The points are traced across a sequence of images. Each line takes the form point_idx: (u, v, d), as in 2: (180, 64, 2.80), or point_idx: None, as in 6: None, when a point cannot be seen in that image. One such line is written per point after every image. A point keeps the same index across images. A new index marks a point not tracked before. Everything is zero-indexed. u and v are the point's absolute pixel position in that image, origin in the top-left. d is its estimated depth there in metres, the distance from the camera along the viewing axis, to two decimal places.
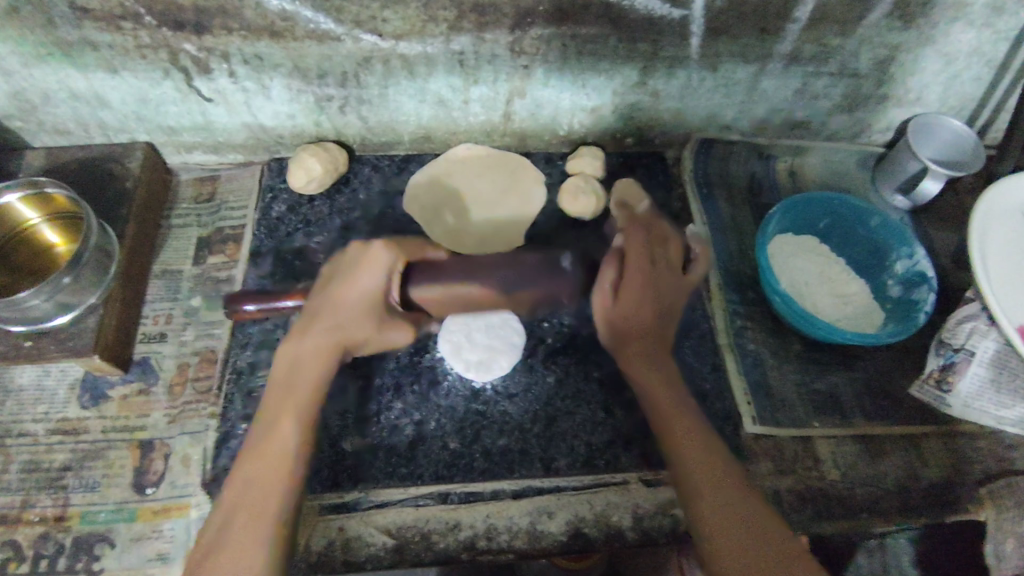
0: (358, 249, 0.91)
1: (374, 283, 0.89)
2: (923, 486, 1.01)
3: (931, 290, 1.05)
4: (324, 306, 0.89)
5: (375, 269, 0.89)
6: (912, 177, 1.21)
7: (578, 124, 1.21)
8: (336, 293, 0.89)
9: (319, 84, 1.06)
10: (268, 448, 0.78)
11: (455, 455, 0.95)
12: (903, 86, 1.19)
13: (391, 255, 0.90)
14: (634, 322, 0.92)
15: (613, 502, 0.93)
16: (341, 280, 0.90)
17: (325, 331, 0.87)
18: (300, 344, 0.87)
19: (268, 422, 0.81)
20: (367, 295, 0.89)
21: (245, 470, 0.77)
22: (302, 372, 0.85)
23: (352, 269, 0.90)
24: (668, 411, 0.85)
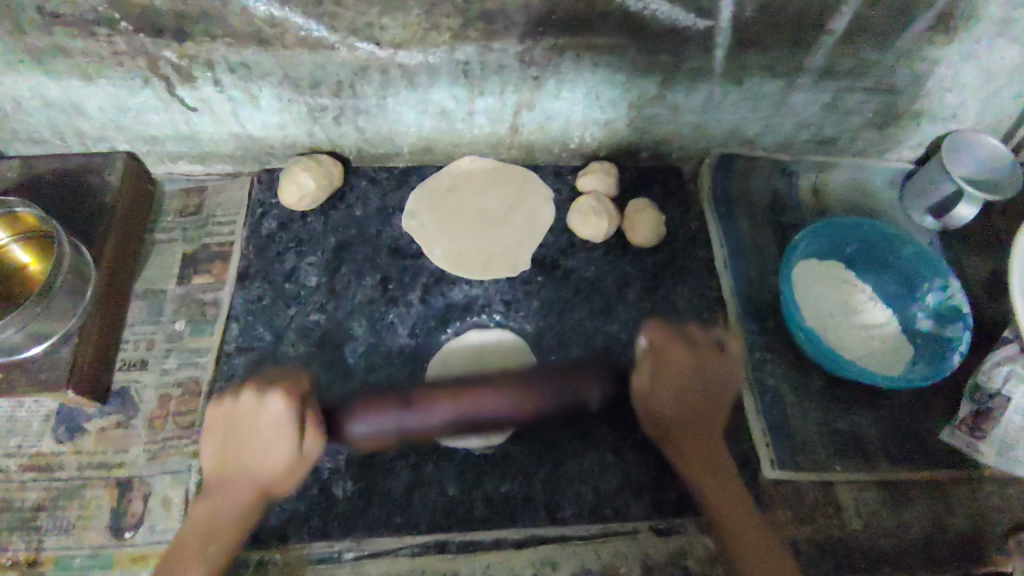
0: (254, 396, 0.81)
1: (285, 437, 0.81)
2: (950, 537, 0.95)
3: (967, 328, 0.99)
4: (224, 460, 0.82)
5: (281, 421, 0.80)
6: (943, 202, 1.13)
7: (591, 137, 1.13)
8: (228, 446, 0.82)
9: (312, 93, 0.98)
10: (191, 554, 0.77)
11: (454, 503, 0.89)
12: (941, 102, 1.10)
13: (290, 408, 0.81)
14: (676, 406, 0.88)
15: (622, 552, 0.88)
16: (241, 435, 0.82)
17: (245, 480, 0.81)
18: (215, 496, 0.81)
19: (211, 514, 0.80)
20: (282, 478, 0.82)
21: (183, 561, 0.77)
22: (223, 511, 0.80)
23: (249, 424, 0.81)
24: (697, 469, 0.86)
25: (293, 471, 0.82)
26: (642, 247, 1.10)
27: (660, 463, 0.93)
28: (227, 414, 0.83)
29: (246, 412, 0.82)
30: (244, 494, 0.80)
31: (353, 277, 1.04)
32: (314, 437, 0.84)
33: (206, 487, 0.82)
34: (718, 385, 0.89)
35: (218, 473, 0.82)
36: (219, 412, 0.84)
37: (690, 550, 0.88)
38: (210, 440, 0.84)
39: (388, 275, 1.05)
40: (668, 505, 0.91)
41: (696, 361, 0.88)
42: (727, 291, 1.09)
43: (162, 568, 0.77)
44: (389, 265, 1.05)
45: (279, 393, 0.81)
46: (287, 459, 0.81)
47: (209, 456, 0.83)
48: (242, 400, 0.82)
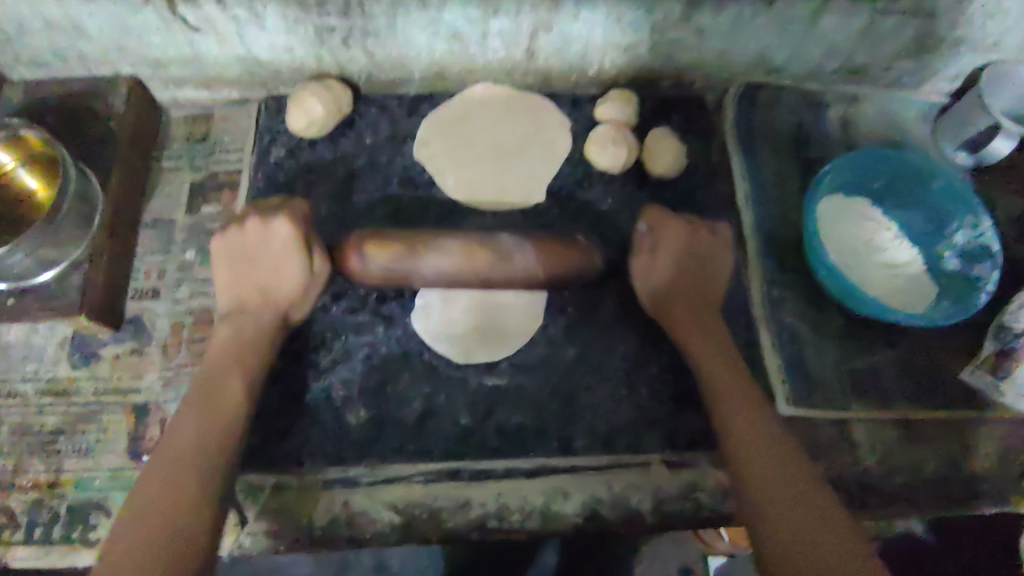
0: (259, 224, 0.87)
1: (292, 255, 0.85)
2: (963, 475, 0.95)
3: (995, 267, 0.96)
4: (242, 287, 0.88)
5: (286, 241, 0.85)
6: (981, 134, 1.07)
7: (610, 64, 1.07)
8: (240, 272, 0.88)
9: (319, 13, 0.94)
10: (215, 407, 0.77)
11: (466, 432, 0.88)
12: (985, 28, 1.04)
13: (293, 228, 0.85)
14: (668, 281, 0.91)
15: (633, 484, 0.90)
16: (247, 257, 0.87)
17: (259, 307, 0.86)
18: (235, 322, 0.85)
19: (209, 392, 0.79)
20: (286, 258, 0.86)
21: (217, 373, 0.81)
22: (246, 340, 0.84)
23: (257, 244, 0.87)
24: (757, 438, 0.76)
25: (304, 289, 0.87)
26: (661, 180, 1.06)
27: (674, 397, 0.92)
28: (238, 247, 0.88)
29: (256, 238, 0.87)
30: (267, 318, 0.86)
31: (364, 207, 1.02)
32: (321, 254, 0.88)
33: (227, 317, 0.86)
34: (709, 274, 0.93)
35: (241, 301, 0.87)
36: (224, 246, 0.89)
37: (700, 483, 0.90)
38: (223, 274, 0.89)
39: (399, 206, 1.02)
40: (681, 438, 0.90)
41: (688, 233, 0.93)
42: (747, 226, 1.06)
43: (196, 409, 0.77)
44: (400, 196, 1.02)
45: (285, 215, 0.86)
46: (295, 280, 0.86)
47: (224, 285, 0.89)
48: (247, 229, 0.88)
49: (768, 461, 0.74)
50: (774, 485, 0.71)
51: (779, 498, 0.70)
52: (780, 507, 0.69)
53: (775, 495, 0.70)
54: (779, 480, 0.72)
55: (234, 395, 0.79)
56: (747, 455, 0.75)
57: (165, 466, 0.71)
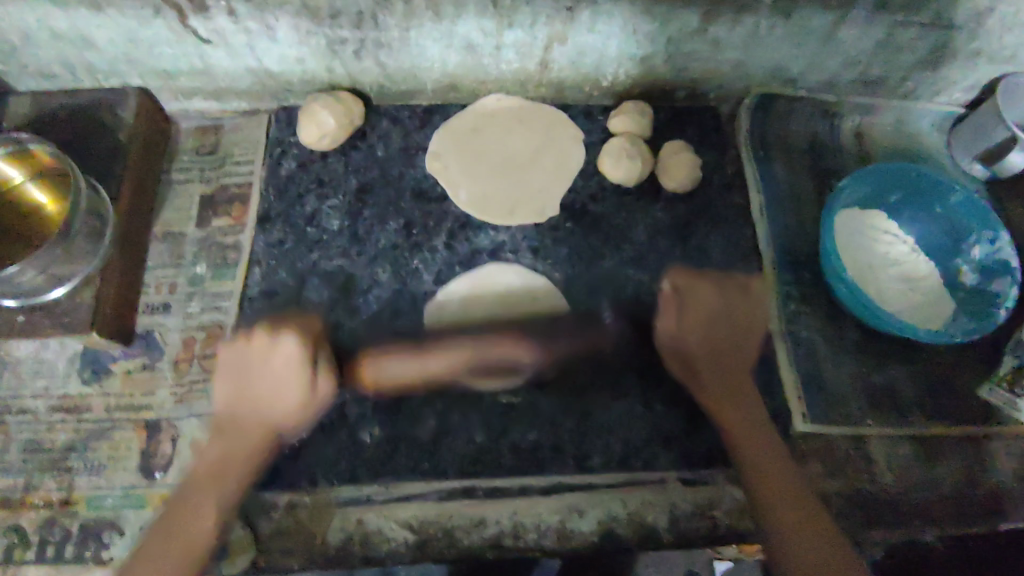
0: (266, 336, 0.81)
1: (298, 378, 0.80)
2: (981, 492, 0.94)
3: (1015, 283, 0.96)
4: (235, 386, 0.81)
5: (292, 362, 0.80)
6: (998, 147, 1.08)
7: (625, 75, 1.06)
8: (239, 388, 0.81)
9: (332, 25, 0.93)
10: (221, 467, 0.79)
11: (481, 450, 0.88)
12: (1002, 40, 1.03)
13: (303, 349, 0.80)
14: (699, 344, 0.87)
15: (648, 501, 0.89)
16: (251, 374, 0.81)
17: (256, 426, 0.81)
18: (227, 439, 0.80)
19: (224, 456, 0.80)
20: (285, 398, 0.80)
21: (229, 441, 0.80)
22: (234, 453, 0.80)
23: (259, 362, 0.81)
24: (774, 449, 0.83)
25: (305, 409, 0.81)
26: (676, 193, 1.05)
27: (691, 414, 0.92)
28: (239, 356, 0.82)
29: (260, 353, 0.81)
30: (267, 424, 0.81)
31: (376, 221, 1.00)
32: (327, 374, 0.82)
33: (221, 426, 0.81)
34: (743, 343, 0.88)
35: (234, 412, 0.81)
36: (231, 356, 0.82)
37: (717, 500, 0.90)
38: (222, 380, 0.82)
39: (411, 220, 1.01)
40: (698, 456, 0.90)
41: (717, 287, 0.90)
42: (763, 240, 1.04)
43: (212, 458, 0.80)
44: (413, 209, 1.01)
45: (292, 334, 0.81)
46: (298, 401, 0.80)
47: (221, 399, 0.82)
48: (256, 341, 0.81)
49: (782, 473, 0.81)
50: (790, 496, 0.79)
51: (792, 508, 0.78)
52: (789, 531, 0.76)
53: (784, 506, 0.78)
54: (779, 489, 0.80)
55: (239, 458, 0.80)
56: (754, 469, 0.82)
57: (166, 528, 0.77)
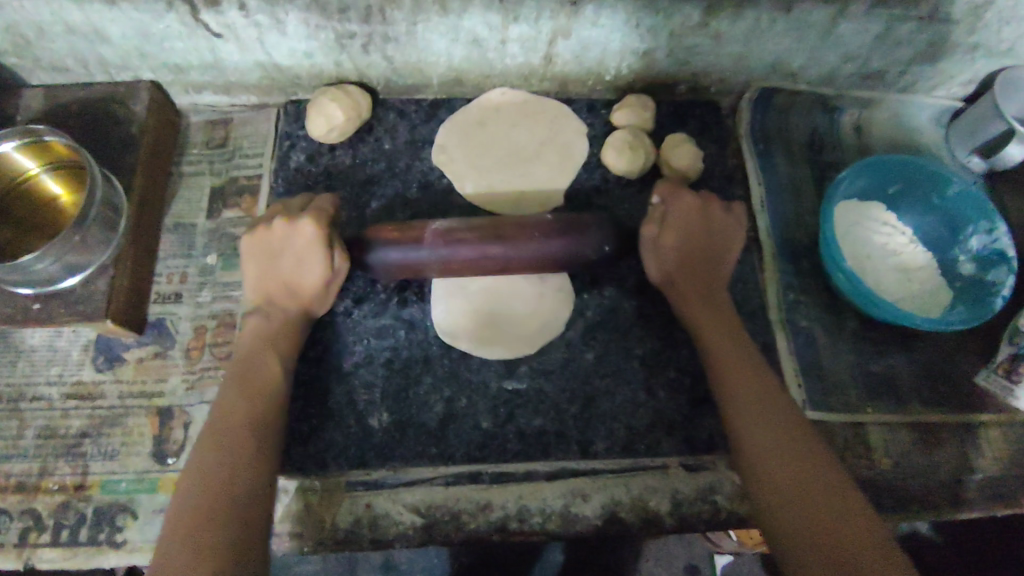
0: (284, 224, 0.86)
1: (316, 257, 0.85)
2: (977, 478, 0.96)
3: (1011, 272, 0.96)
4: (267, 278, 0.87)
5: (311, 242, 0.84)
6: (996, 139, 1.09)
7: (627, 69, 1.08)
8: (265, 268, 0.87)
9: (340, 19, 0.95)
10: (236, 435, 0.75)
11: (487, 436, 0.89)
12: (999, 34, 1.05)
13: (317, 228, 0.84)
14: (682, 244, 0.93)
15: (651, 487, 0.91)
16: (277, 254, 0.86)
17: (286, 305, 0.87)
18: (261, 314, 0.87)
19: (247, 376, 0.81)
20: (309, 263, 0.85)
21: (234, 399, 0.78)
22: (267, 338, 0.85)
23: (284, 246, 0.86)
24: (769, 435, 0.80)
25: (328, 290, 0.88)
26: (678, 185, 1.06)
27: (692, 400, 0.93)
28: (262, 242, 0.87)
29: (281, 236, 0.86)
30: (292, 311, 0.87)
31: (383, 213, 1.02)
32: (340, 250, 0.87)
33: (253, 309, 0.87)
34: (723, 235, 0.95)
35: (263, 291, 0.88)
36: (255, 239, 0.88)
37: (717, 485, 0.92)
38: (246, 268, 0.88)
39: (418, 211, 1.02)
40: (699, 441, 0.91)
41: (700, 208, 0.94)
42: (763, 231, 1.06)
43: (222, 424, 0.76)
44: (420, 201, 1.03)
45: (309, 215, 0.85)
46: (317, 280, 0.86)
47: (250, 282, 0.88)
48: (275, 229, 0.86)
49: (772, 459, 0.78)
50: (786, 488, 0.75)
51: (779, 495, 0.74)
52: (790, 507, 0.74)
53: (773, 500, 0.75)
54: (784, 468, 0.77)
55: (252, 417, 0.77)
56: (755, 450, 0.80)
57: (189, 490, 0.69)
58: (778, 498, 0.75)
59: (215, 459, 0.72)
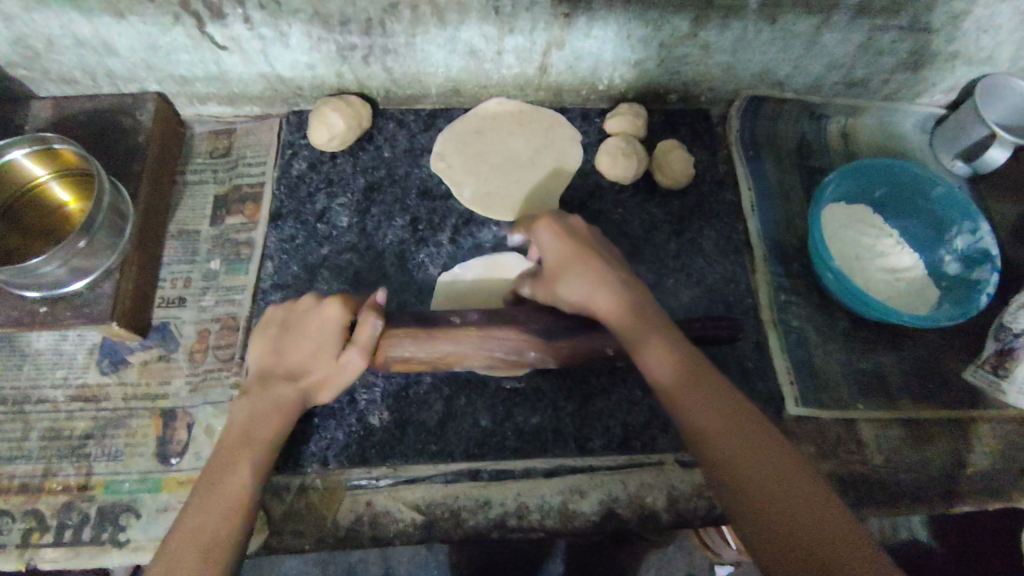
0: (314, 301, 0.86)
1: (331, 342, 0.83)
2: (968, 473, 0.97)
3: (995, 270, 0.98)
4: (273, 357, 0.85)
5: (333, 328, 0.84)
6: (977, 145, 1.13)
7: (619, 79, 1.11)
8: (280, 346, 0.85)
9: (342, 31, 0.98)
10: (212, 506, 0.72)
11: (486, 434, 0.90)
12: (977, 42, 1.09)
13: (343, 315, 0.84)
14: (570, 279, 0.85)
15: (648, 483, 0.92)
16: (298, 334, 0.85)
17: (285, 392, 0.82)
18: (254, 398, 0.81)
19: (230, 457, 0.76)
20: (320, 356, 0.83)
21: (224, 466, 0.76)
22: (259, 419, 0.80)
23: (306, 322, 0.85)
24: (716, 428, 0.67)
25: (333, 384, 0.84)
26: (670, 189, 1.09)
27: None
28: (292, 317, 0.87)
29: (306, 310, 0.86)
30: (288, 398, 0.82)
31: (383, 218, 1.04)
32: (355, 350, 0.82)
33: (249, 390, 0.83)
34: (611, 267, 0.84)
35: (267, 369, 0.84)
36: (280, 312, 0.88)
37: None
38: (263, 343, 0.87)
39: (417, 216, 1.04)
40: None
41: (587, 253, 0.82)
42: (754, 234, 1.09)
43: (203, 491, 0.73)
44: (419, 206, 1.05)
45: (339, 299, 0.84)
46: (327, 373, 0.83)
47: (260, 355, 0.86)
48: (307, 305, 0.86)
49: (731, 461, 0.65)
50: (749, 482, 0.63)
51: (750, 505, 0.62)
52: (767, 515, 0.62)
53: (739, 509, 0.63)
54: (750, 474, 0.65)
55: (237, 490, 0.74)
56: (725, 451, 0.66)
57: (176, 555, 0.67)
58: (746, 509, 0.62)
59: (195, 527, 0.70)
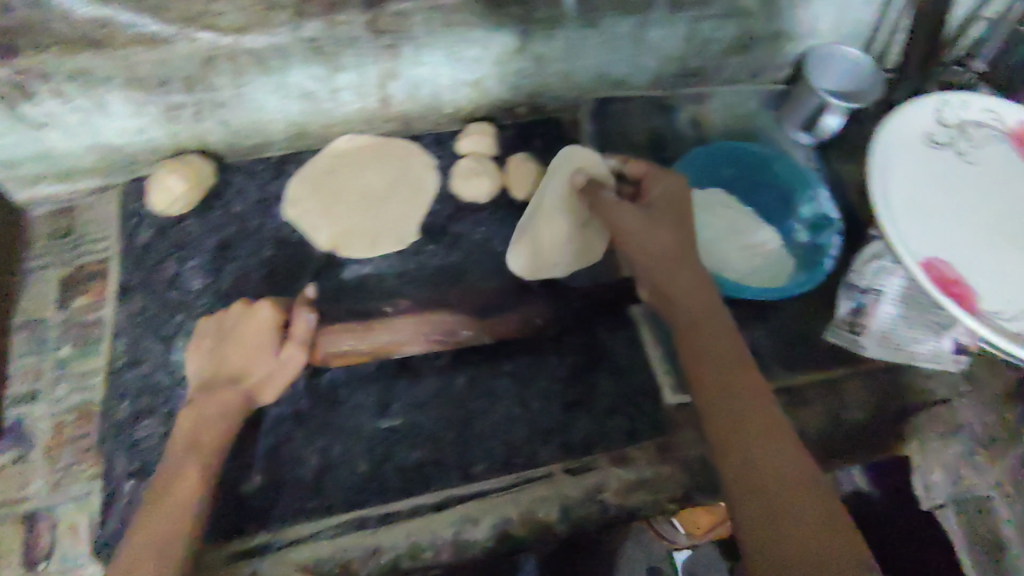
0: (243, 307, 0.93)
1: (267, 339, 0.90)
2: (847, 430, 1.00)
3: (835, 234, 1.02)
4: (213, 365, 0.90)
5: (266, 325, 0.90)
6: (813, 112, 1.16)
7: (463, 100, 1.12)
8: (218, 351, 0.91)
9: (162, 92, 0.94)
10: (173, 497, 0.78)
11: (365, 479, 0.88)
12: (794, 19, 1.14)
13: (276, 311, 0.91)
14: (652, 245, 0.90)
15: (539, 497, 0.89)
16: (234, 339, 0.91)
17: (226, 391, 0.87)
18: (199, 401, 0.87)
19: (183, 458, 0.82)
20: (258, 354, 0.89)
21: (176, 464, 0.82)
22: (206, 421, 0.85)
23: (237, 326, 0.92)
24: (737, 424, 0.75)
25: (275, 378, 0.89)
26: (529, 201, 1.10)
27: (565, 405, 0.96)
28: (222, 325, 0.93)
29: (236, 317, 0.92)
30: (229, 398, 0.86)
31: (239, 275, 1.01)
32: (293, 346, 0.90)
33: (192, 399, 0.88)
34: (648, 246, 0.90)
35: (208, 377, 0.89)
36: (212, 323, 0.94)
37: (604, 483, 0.91)
38: (198, 354, 0.92)
39: (274, 267, 1.02)
40: (576, 444, 0.93)
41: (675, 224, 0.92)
42: None
43: (160, 490, 0.80)
44: (275, 257, 1.02)
45: (267, 301, 0.92)
46: (267, 367, 0.89)
47: (199, 365, 0.91)
48: (236, 313, 0.93)
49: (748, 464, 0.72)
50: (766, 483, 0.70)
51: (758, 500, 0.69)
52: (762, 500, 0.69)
53: (745, 503, 0.69)
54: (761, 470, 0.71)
55: (191, 483, 0.80)
56: (739, 441, 0.74)
57: (146, 535, 0.75)
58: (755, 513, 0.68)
59: (160, 514, 0.77)
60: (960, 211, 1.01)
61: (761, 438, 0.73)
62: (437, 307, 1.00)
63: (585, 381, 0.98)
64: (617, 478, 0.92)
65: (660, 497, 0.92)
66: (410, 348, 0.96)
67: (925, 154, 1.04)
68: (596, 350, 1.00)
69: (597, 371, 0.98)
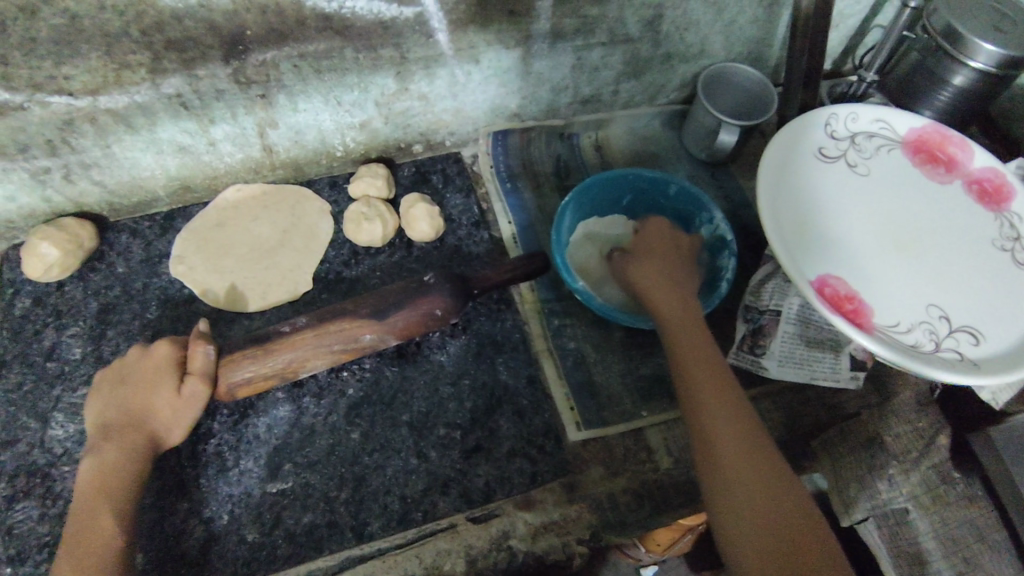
0: (138, 349, 0.86)
1: (164, 377, 0.83)
2: None
3: (731, 255, 1.01)
4: (115, 408, 0.83)
5: (164, 362, 0.84)
6: (710, 132, 1.17)
7: (354, 142, 1.10)
8: (113, 395, 0.84)
9: (24, 158, 0.90)
10: (86, 553, 0.74)
11: (255, 547, 0.85)
12: (682, 42, 1.14)
13: (173, 347, 0.84)
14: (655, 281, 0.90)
15: (444, 550, 0.86)
16: (128, 381, 0.84)
17: (126, 435, 0.81)
18: (98, 451, 0.80)
19: (89, 513, 0.76)
20: (155, 388, 0.82)
21: (85, 517, 0.76)
22: (111, 469, 0.79)
23: (134, 367, 0.85)
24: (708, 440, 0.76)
25: (179, 414, 0.83)
26: (427, 241, 1.08)
27: (465, 452, 0.94)
28: (116, 371, 0.86)
29: (133, 360, 0.85)
30: (133, 439, 0.81)
31: (123, 339, 0.97)
32: (194, 375, 0.83)
33: (93, 446, 0.81)
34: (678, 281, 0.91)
35: (106, 424, 0.82)
36: (109, 369, 0.87)
37: (510, 530, 0.88)
38: (95, 402, 0.85)
39: (160, 329, 0.98)
40: (478, 492, 0.91)
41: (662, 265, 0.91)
42: None
43: (72, 544, 0.75)
44: (161, 318, 0.99)
45: (165, 338, 0.85)
46: (169, 405, 0.82)
47: (96, 412, 0.84)
48: (132, 356, 0.86)
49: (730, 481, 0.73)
50: (744, 515, 0.71)
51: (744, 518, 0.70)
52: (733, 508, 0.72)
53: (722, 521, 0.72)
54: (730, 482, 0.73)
55: (104, 535, 0.75)
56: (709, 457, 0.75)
57: None
58: (742, 545, 0.70)
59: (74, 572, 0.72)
60: (860, 221, 1.01)
61: (734, 453, 0.74)
62: (337, 312, 0.89)
63: (484, 425, 0.96)
64: (521, 524, 0.89)
65: (568, 539, 0.88)
66: (316, 363, 0.88)
67: (816, 167, 1.04)
68: (496, 391, 0.99)
69: (497, 415, 0.97)
